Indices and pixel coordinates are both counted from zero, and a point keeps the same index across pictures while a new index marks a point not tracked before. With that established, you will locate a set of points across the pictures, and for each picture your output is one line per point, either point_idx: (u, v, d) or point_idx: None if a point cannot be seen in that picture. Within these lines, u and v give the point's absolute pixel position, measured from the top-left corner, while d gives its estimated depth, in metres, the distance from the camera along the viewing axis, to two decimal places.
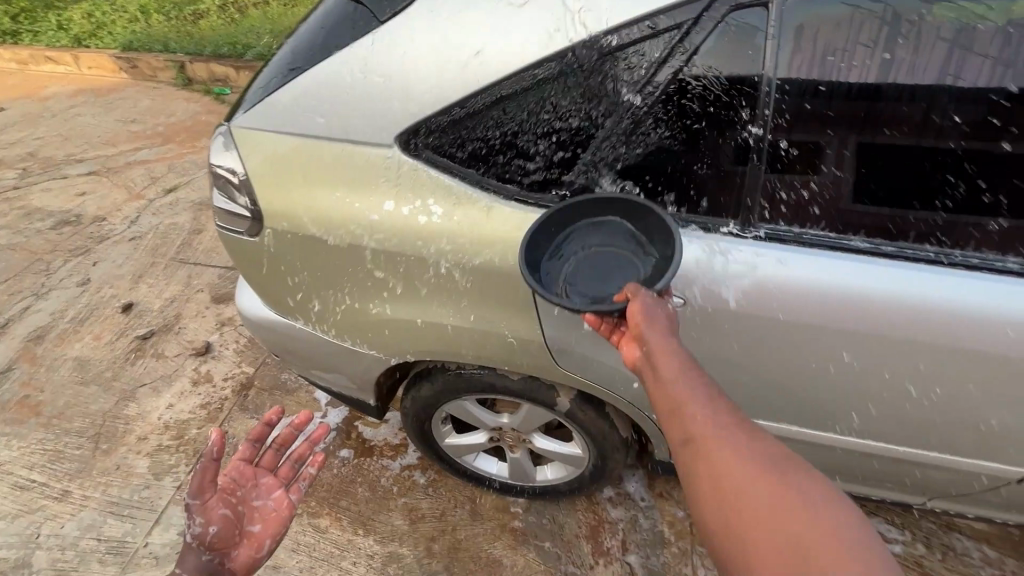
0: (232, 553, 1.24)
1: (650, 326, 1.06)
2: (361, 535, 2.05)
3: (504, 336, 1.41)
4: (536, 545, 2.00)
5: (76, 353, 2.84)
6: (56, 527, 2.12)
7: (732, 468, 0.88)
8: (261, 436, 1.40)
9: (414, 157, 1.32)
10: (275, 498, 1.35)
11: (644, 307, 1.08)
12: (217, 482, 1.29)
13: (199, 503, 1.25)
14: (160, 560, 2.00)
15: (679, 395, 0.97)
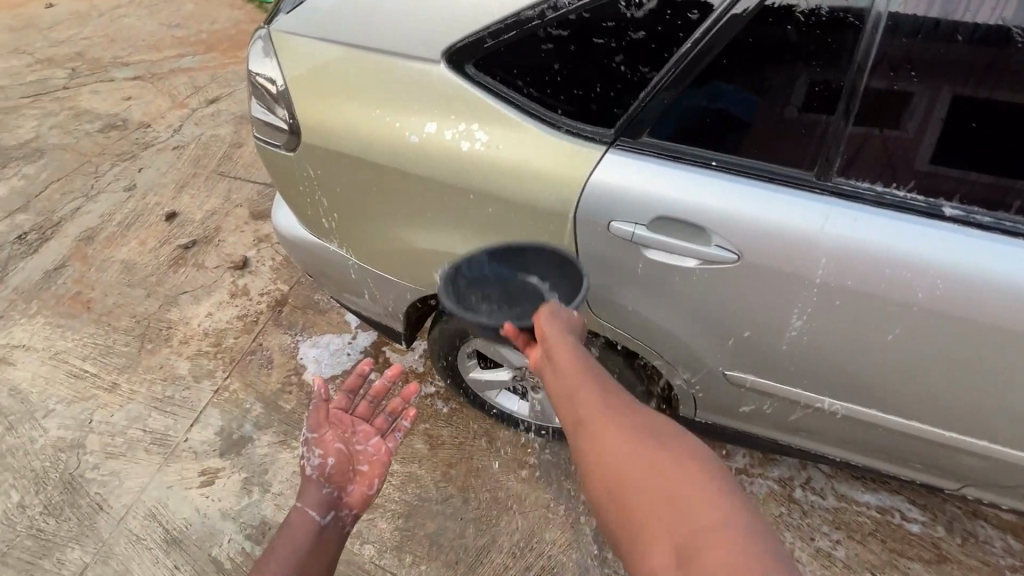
0: (349, 487, 1.29)
1: (553, 332, 1.07)
2: None
3: None
4: (549, 482, 2.05)
5: (123, 256, 2.94)
6: (107, 415, 2.27)
7: (618, 444, 0.88)
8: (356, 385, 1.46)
9: (460, 75, 1.22)
10: (374, 443, 1.38)
11: (550, 309, 1.12)
12: (330, 420, 1.39)
13: (317, 437, 1.36)
14: (199, 455, 2.14)
15: (571, 384, 0.99)
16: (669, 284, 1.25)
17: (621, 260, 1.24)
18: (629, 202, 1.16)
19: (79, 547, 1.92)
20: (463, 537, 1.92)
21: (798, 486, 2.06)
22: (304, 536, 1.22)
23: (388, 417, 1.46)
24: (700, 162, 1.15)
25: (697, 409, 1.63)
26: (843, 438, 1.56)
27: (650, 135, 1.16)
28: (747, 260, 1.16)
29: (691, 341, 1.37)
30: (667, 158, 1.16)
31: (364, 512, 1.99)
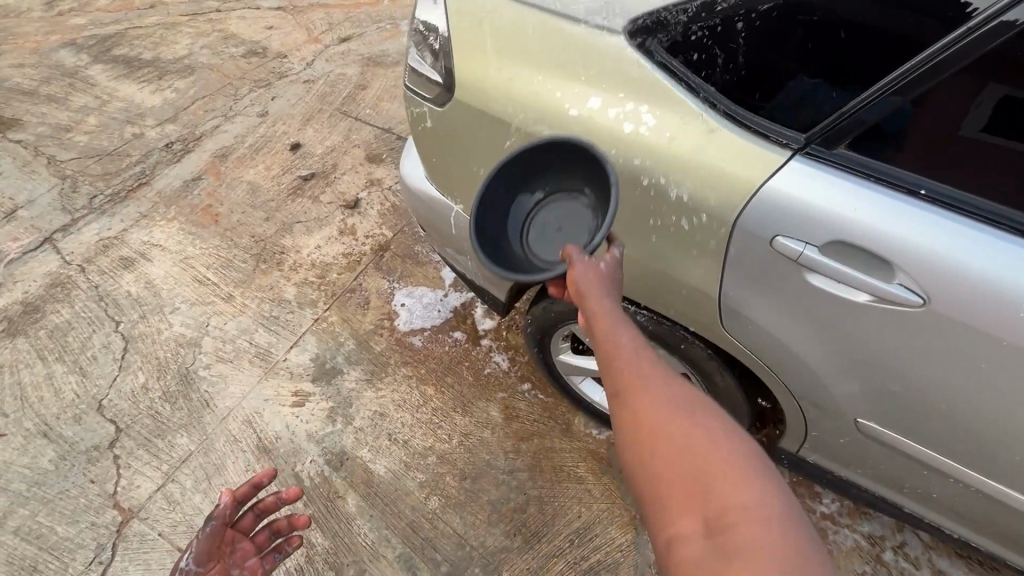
0: None
1: (587, 281, 1.01)
2: (459, 413, 2.19)
3: (675, 279, 1.25)
4: (617, 478, 2.01)
5: (250, 178, 3.16)
6: (222, 322, 2.49)
7: (660, 410, 0.84)
8: (247, 498, 1.35)
9: (635, 48, 1.15)
10: (249, 567, 1.32)
11: (581, 267, 1.04)
12: (213, 550, 1.32)
13: (200, 571, 1.30)
14: (294, 376, 2.30)
15: (612, 352, 0.94)
16: (816, 313, 1.10)
17: (767, 277, 1.11)
18: (799, 221, 1.02)
19: (186, 435, 2.13)
20: (524, 512, 1.94)
21: (889, 548, 1.85)
22: None
23: (272, 533, 1.40)
24: (907, 188, 0.97)
25: (801, 441, 1.49)
26: (963, 513, 1.35)
27: (850, 148, 1.00)
28: (932, 310, 0.98)
29: (826, 376, 1.21)
30: (860, 175, 1.00)
31: (434, 464, 2.05)
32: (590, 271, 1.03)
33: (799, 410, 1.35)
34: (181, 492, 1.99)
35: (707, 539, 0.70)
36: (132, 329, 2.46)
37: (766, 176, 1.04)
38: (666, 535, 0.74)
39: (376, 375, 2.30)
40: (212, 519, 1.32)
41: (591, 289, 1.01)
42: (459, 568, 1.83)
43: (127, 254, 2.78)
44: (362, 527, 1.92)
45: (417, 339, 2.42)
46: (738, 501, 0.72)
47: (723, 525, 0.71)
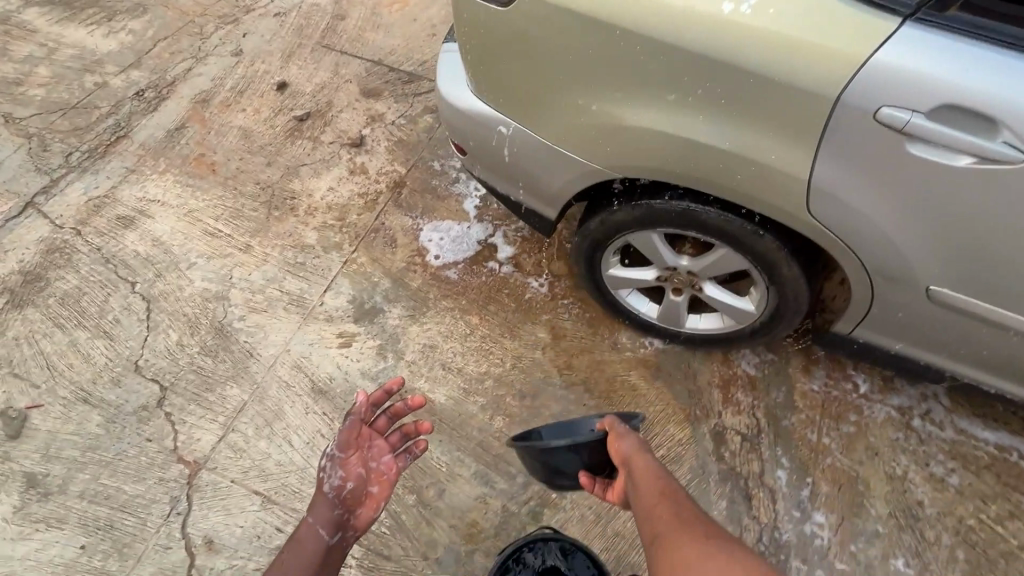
0: (357, 511, 1.44)
1: (630, 448, 1.32)
2: (508, 338, 2.22)
3: (765, 165, 1.28)
4: (667, 381, 2.11)
5: (240, 123, 2.94)
6: (246, 273, 2.40)
7: (696, 545, 1.04)
8: (381, 401, 1.58)
9: None
10: (385, 462, 1.52)
11: (620, 432, 1.37)
12: (353, 443, 1.51)
13: (342, 457, 1.50)
14: (334, 319, 2.27)
15: (647, 506, 1.20)
16: (906, 182, 1.18)
17: (863, 151, 1.17)
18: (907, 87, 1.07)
19: (237, 386, 2.11)
20: None
21: (918, 415, 2.03)
22: (313, 551, 1.37)
23: (403, 437, 1.58)
24: (1011, 45, 1.02)
25: (859, 318, 1.60)
26: (1007, 365, 1.51)
27: (960, 10, 1.05)
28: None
29: (903, 244, 1.30)
30: (970, 37, 1.05)
31: (492, 387, 2.11)
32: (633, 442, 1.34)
33: (868, 285, 1.45)
34: (246, 440, 2.00)
35: None
36: (151, 289, 2.35)
37: (875, 44, 1.07)
38: None
39: (418, 310, 2.29)
40: (350, 416, 1.52)
41: (631, 451, 1.32)
42: (534, 477, 1.92)
43: (123, 212, 2.60)
44: (433, 451, 1.97)
45: (452, 273, 2.40)
46: None
47: None
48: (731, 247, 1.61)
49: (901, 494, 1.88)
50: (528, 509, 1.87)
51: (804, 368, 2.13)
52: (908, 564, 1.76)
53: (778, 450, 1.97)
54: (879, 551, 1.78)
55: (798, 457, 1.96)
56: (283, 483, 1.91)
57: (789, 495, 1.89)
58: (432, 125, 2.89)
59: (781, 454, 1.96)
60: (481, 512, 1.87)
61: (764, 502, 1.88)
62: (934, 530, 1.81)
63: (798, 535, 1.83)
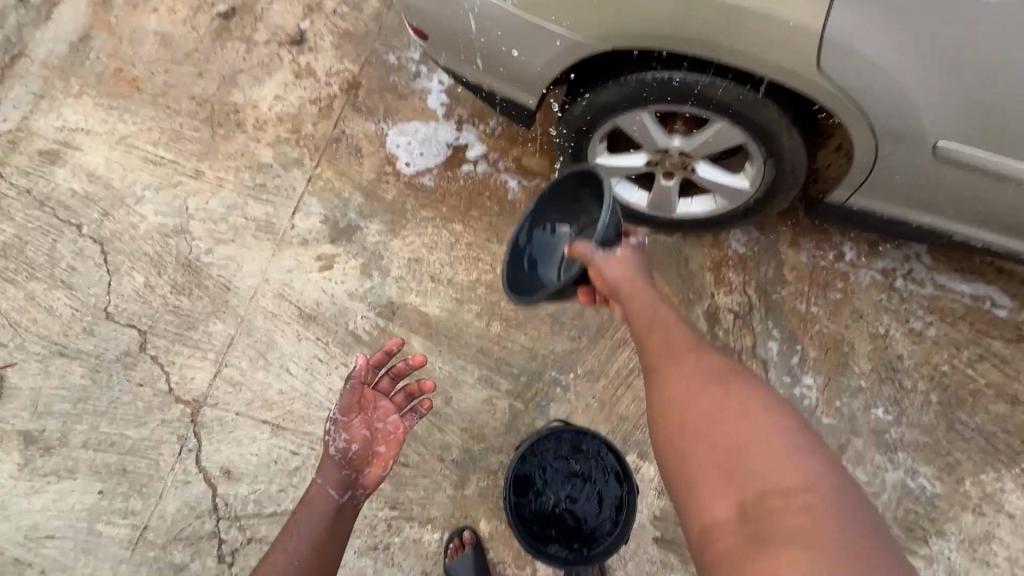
0: (366, 470, 1.50)
1: (614, 268, 1.23)
2: (495, 243, 2.14)
3: (768, 16, 1.17)
4: (660, 270, 2.09)
5: (154, 26, 2.52)
6: (203, 203, 2.21)
7: (691, 372, 1.02)
8: (382, 363, 1.66)
9: None
10: (392, 422, 1.58)
11: (597, 258, 1.24)
12: (358, 406, 1.59)
13: (345, 421, 1.56)
14: (309, 242, 2.14)
15: (644, 309, 1.17)
16: (932, 26, 1.13)
17: None
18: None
19: (220, 321, 2.03)
20: (584, 316, 2.03)
21: (901, 276, 2.09)
22: (323, 512, 1.40)
23: (408, 396, 1.66)
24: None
25: (858, 185, 1.56)
26: (1003, 219, 1.52)
27: None
28: None
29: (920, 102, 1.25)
30: None
31: (485, 294, 2.07)
32: (627, 260, 1.25)
33: (875, 150, 1.39)
34: (242, 373, 1.96)
35: (743, 520, 0.84)
36: (101, 230, 2.16)
37: None
38: (705, 524, 0.88)
39: (397, 224, 2.17)
40: (350, 378, 1.59)
41: (611, 268, 1.23)
42: (537, 375, 1.96)
43: (46, 146, 2.30)
44: (435, 362, 1.98)
45: (427, 179, 2.24)
46: (759, 461, 0.87)
47: (755, 502, 0.85)
48: (729, 119, 1.50)
49: (882, 350, 1.99)
50: (536, 405, 1.93)
51: (793, 241, 2.12)
52: (887, 411, 1.90)
53: (769, 323, 2.03)
54: (862, 403, 1.91)
55: (788, 328, 2.02)
56: (289, 410, 1.91)
57: (780, 363, 1.97)
58: (380, 9, 2.52)
59: (772, 327, 2.02)
60: (490, 414, 1.92)
61: None
62: (911, 379, 1.95)
63: (789, 398, 1.92)
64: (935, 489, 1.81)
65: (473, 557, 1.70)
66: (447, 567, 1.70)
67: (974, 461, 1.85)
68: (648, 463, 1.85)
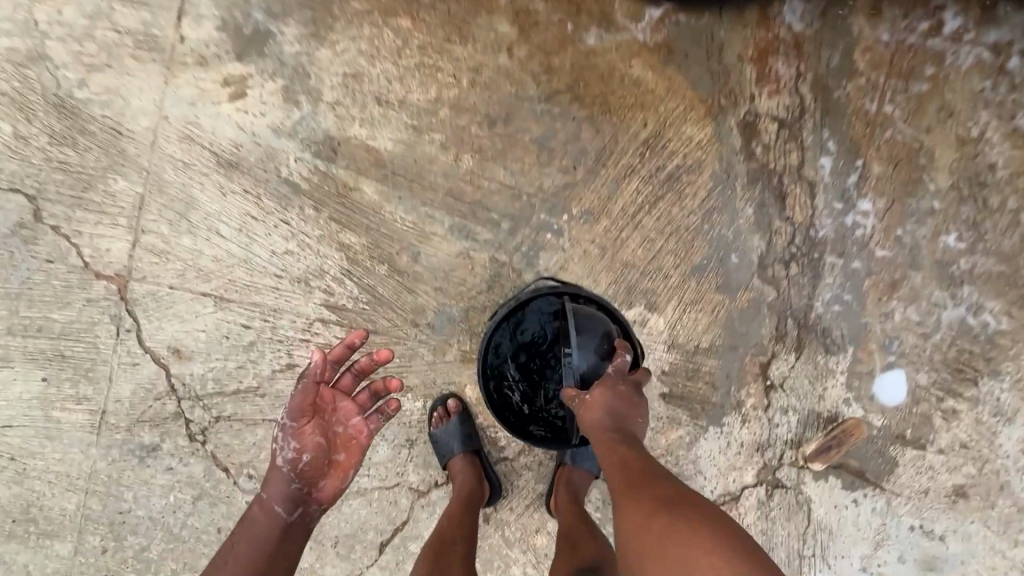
0: (321, 483, 1.27)
1: (603, 409, 1.22)
2: (457, 43, 1.56)
3: None
4: (684, 67, 1.54)
5: None
6: (53, 12, 1.60)
7: (642, 505, 1.03)
8: (343, 357, 1.34)
9: None
10: (353, 425, 1.31)
11: (583, 404, 1.25)
12: (310, 407, 1.30)
13: (295, 426, 1.29)
14: (209, 61, 1.59)
15: (610, 447, 1.16)
16: None
17: None
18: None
19: (122, 178, 1.61)
20: (580, 139, 1.56)
21: (1018, 52, 1.51)
22: (269, 534, 1.21)
23: (372, 395, 1.35)
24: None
25: None
26: None
27: None
28: None
29: None
30: None
31: (450, 119, 1.58)
32: (603, 407, 1.22)
33: None
34: (165, 241, 1.62)
35: None
36: None
37: None
38: None
39: (321, 24, 1.57)
40: (304, 377, 1.32)
41: (597, 412, 1.22)
42: (522, 219, 1.58)
43: None
44: (395, 212, 1.59)
45: None
46: None
47: None
48: None
49: (970, 161, 1.52)
50: (521, 256, 1.58)
51: (872, 9, 1.51)
52: (960, 238, 1.52)
53: (825, 132, 1.53)
54: (929, 230, 1.52)
55: (849, 137, 1.53)
56: (230, 280, 1.61)
57: (833, 185, 1.53)
58: None
59: (828, 137, 1.53)
60: (467, 270, 1.59)
61: (801, 199, 1.53)
62: (999, 196, 1.52)
63: (838, 229, 1.53)
64: (1000, 327, 1.52)
65: (460, 424, 1.54)
66: (432, 436, 1.55)
67: None
68: (656, 315, 1.56)
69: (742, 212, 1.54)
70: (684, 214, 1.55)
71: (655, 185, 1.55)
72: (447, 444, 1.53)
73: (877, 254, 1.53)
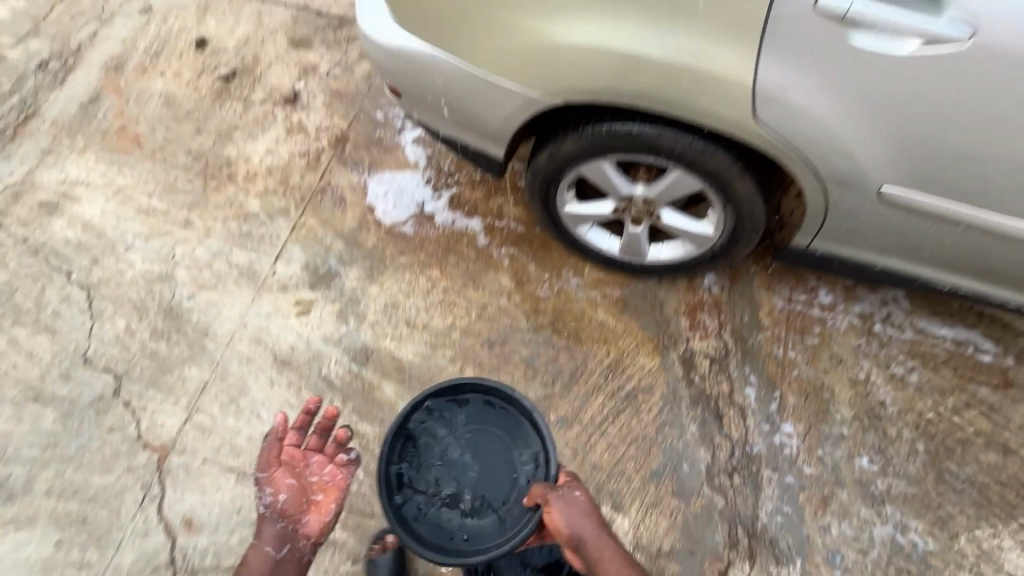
0: (305, 518, 1.59)
1: (567, 517, 1.38)
2: (472, 288, 2.17)
3: (711, 71, 1.17)
4: (637, 316, 2.09)
5: (160, 89, 2.72)
6: (189, 250, 2.28)
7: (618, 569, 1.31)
8: (306, 423, 1.65)
9: None
10: (327, 473, 1.63)
11: (558, 507, 1.39)
12: (281, 458, 1.63)
13: (268, 475, 1.61)
14: (289, 288, 2.18)
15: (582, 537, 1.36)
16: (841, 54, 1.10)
17: (778, 36, 1.11)
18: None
19: (195, 366, 2.04)
20: (558, 361, 2.03)
21: (878, 320, 2.07)
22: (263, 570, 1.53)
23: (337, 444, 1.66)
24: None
25: (815, 232, 1.58)
26: (957, 259, 1.52)
27: None
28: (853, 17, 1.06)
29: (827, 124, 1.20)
30: None
31: (460, 339, 2.08)
32: (567, 516, 1.38)
33: (822, 194, 1.37)
34: (212, 419, 1.95)
35: None
36: (89, 276, 2.22)
37: None
38: None
39: (376, 270, 2.21)
40: (269, 436, 1.64)
41: (569, 523, 1.37)
42: None
43: (47, 198, 2.42)
44: None
45: (406, 227, 2.30)
46: None
47: None
48: (686, 170, 1.54)
49: (864, 397, 1.96)
50: None
51: (766, 285, 2.13)
52: (871, 461, 1.86)
53: (747, 368, 2.00)
54: (844, 453, 1.87)
55: (765, 373, 1.99)
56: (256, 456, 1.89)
57: (759, 409, 1.93)
58: (370, 72, 2.72)
59: (750, 371, 1.99)
60: None
61: (735, 420, 1.92)
62: (894, 427, 1.91)
63: (768, 446, 1.88)
64: (928, 546, 1.78)
65: (393, 559, 1.75)
66: (367, 565, 1.75)
67: (967, 516, 1.81)
68: (622, 514, 1.80)
69: (688, 427, 1.91)
70: (642, 425, 1.91)
71: (617, 401, 1.95)
72: (379, 574, 1.76)
73: (805, 471, 1.85)
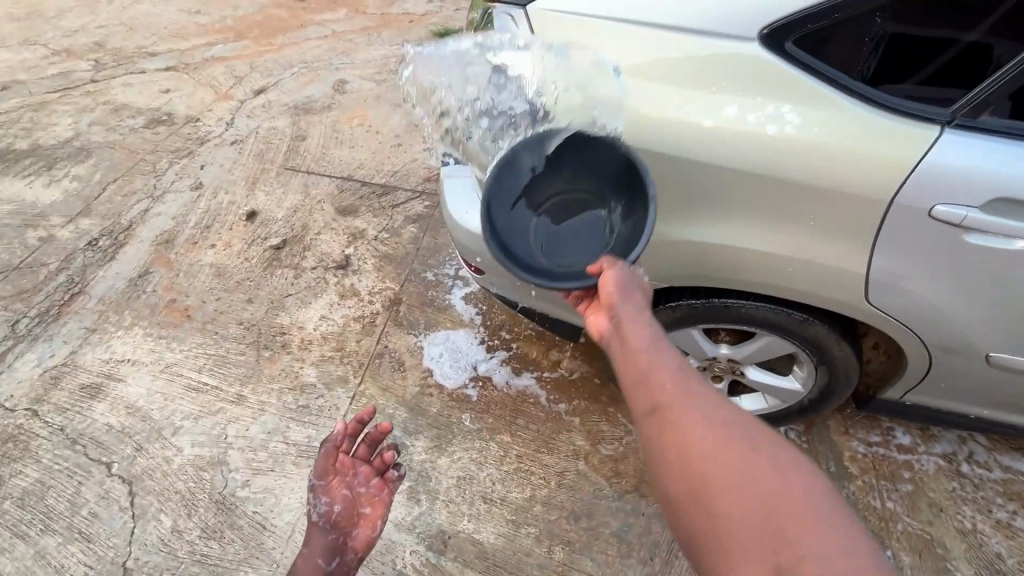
0: (354, 532, 1.44)
1: (618, 287, 1.13)
2: (546, 453, 2.08)
3: (824, 264, 1.30)
4: None
5: (210, 260, 2.78)
6: (242, 429, 2.16)
7: (699, 414, 0.91)
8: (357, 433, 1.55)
9: (777, 55, 1.20)
10: (375, 485, 1.50)
11: (617, 278, 1.14)
12: (335, 466, 1.52)
13: (323, 484, 1.49)
14: None
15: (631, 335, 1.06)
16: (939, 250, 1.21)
17: (885, 235, 1.22)
18: (969, 179, 1.13)
19: (252, 570, 1.83)
20: (651, 533, 1.89)
21: (964, 461, 2.04)
22: None
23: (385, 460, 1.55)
24: None
25: (910, 386, 1.61)
26: None
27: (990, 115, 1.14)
28: (947, 218, 1.16)
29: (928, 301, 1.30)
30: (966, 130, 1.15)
31: (543, 513, 1.94)
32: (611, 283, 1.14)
33: (926, 357, 1.45)
34: None
35: None
36: (131, 467, 2.06)
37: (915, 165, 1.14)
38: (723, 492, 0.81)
39: (443, 439, 2.12)
40: (326, 443, 1.53)
41: (618, 296, 1.12)
42: None
43: (89, 380, 2.33)
44: None
45: (470, 389, 2.25)
46: (737, 468, 0.83)
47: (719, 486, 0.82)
48: (779, 334, 1.59)
49: (978, 550, 1.86)
50: None
51: (842, 430, 2.11)
52: None
53: None
54: None
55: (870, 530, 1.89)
56: None
57: None
58: (417, 235, 2.86)
59: None
60: None
61: None
62: None
63: None
64: None
65: None
66: None
67: None
68: None
69: None
70: None
71: None
72: None
73: None
